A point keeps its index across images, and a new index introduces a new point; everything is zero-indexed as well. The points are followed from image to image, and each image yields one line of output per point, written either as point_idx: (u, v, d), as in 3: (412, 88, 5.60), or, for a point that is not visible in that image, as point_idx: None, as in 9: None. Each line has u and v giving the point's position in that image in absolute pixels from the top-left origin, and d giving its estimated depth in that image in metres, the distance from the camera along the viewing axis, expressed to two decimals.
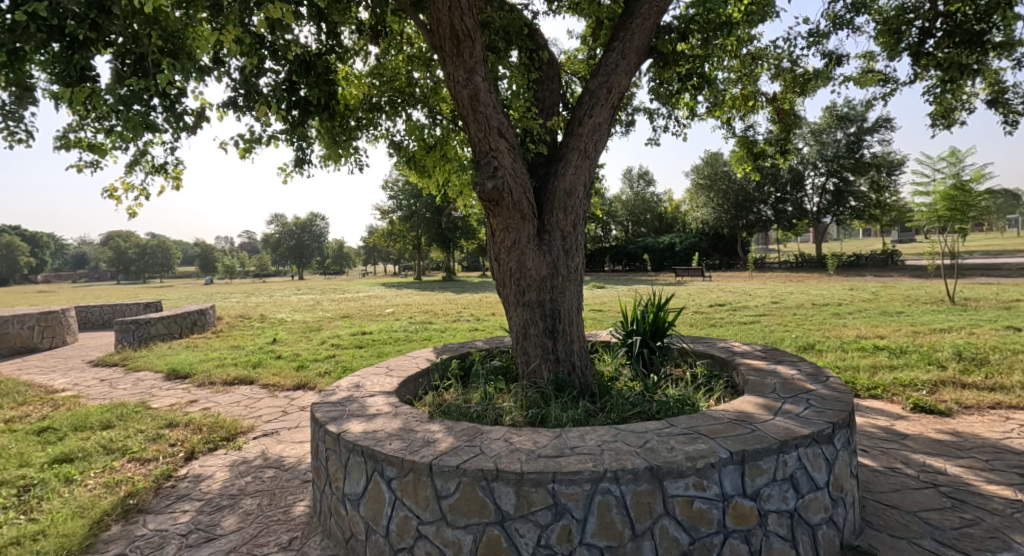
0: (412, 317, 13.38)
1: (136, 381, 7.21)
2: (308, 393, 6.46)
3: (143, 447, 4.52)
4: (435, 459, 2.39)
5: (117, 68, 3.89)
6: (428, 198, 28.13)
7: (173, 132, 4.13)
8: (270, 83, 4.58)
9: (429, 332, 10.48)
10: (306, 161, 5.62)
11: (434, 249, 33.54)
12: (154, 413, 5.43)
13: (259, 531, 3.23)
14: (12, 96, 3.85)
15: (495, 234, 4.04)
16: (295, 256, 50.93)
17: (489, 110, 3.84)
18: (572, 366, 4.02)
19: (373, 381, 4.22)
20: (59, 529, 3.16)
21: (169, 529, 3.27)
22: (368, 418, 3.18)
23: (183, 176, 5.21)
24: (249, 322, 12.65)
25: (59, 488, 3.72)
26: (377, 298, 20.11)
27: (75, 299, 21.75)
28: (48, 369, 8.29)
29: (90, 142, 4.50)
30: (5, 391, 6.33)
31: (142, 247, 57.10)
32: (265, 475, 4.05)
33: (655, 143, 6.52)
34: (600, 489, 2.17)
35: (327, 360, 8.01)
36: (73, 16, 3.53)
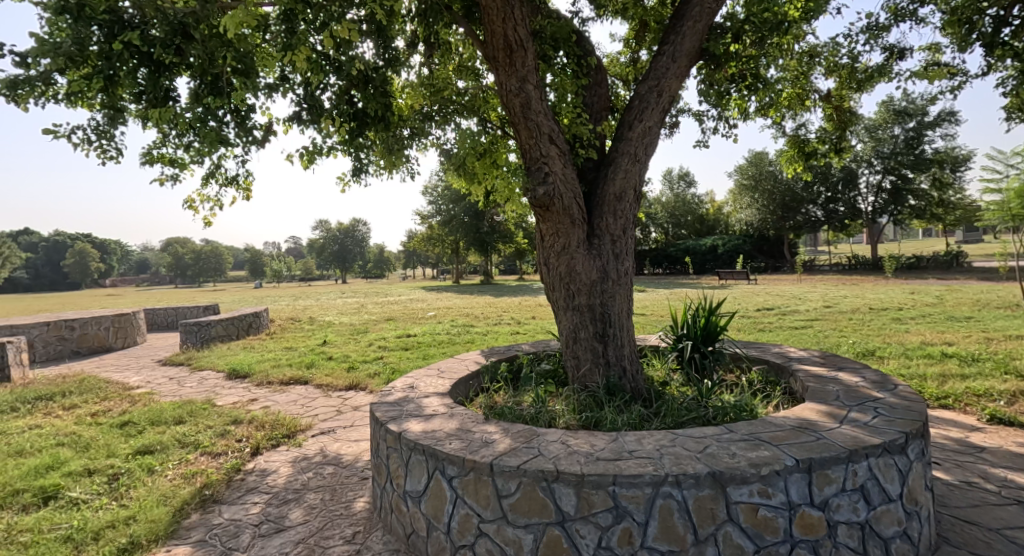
0: (454, 320, 13.64)
1: (201, 380, 7.67)
2: (360, 393, 6.70)
3: (214, 441, 4.82)
4: (495, 459, 2.46)
5: (196, 89, 4.21)
6: (468, 202, 28.52)
7: (244, 146, 4.43)
8: (332, 97, 4.84)
9: (472, 335, 10.64)
10: (362, 170, 5.88)
11: (473, 254, 33.95)
12: (220, 410, 5.78)
13: (324, 524, 3.40)
14: (105, 117, 4.23)
15: (545, 239, 4.10)
16: (340, 261, 52.69)
17: (540, 118, 3.91)
18: (622, 370, 4.01)
19: (427, 383, 4.35)
20: (148, 515, 3.43)
21: (242, 519, 3.49)
22: (425, 418, 3.30)
23: (249, 187, 5.55)
24: (300, 324, 13.22)
25: (143, 477, 4.03)
26: (416, 301, 20.51)
27: (138, 302, 23.37)
28: (122, 367, 8.92)
29: (171, 158, 4.88)
30: (88, 388, 6.88)
31: (199, 253, 60.45)
32: (325, 471, 4.24)
33: (702, 145, 6.40)
34: (662, 492, 2.18)
35: (375, 362, 8.27)
36: (160, 43, 3.90)
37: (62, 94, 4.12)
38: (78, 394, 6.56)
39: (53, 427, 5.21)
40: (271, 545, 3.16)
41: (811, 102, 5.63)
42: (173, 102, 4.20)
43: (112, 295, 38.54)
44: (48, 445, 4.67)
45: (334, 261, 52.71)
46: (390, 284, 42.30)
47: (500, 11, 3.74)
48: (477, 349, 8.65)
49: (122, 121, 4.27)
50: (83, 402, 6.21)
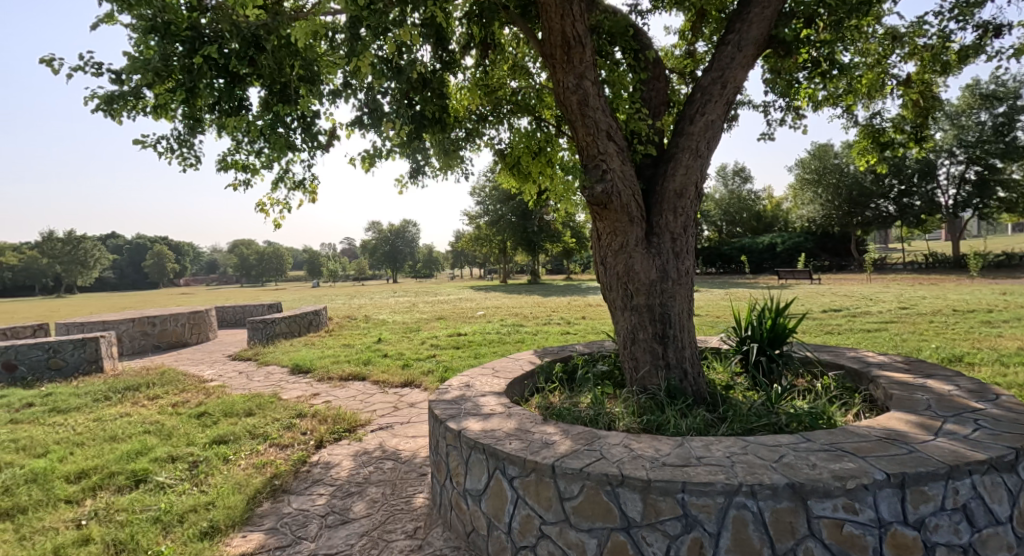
0: (504, 319, 13.73)
1: (268, 375, 8.06)
2: (416, 390, 6.85)
3: (281, 434, 5.05)
4: (557, 461, 2.44)
5: (266, 98, 4.46)
6: (517, 202, 28.60)
7: (310, 151, 4.64)
8: (389, 101, 4.98)
9: (523, 335, 10.60)
10: (419, 173, 6.01)
11: (521, 253, 34.02)
12: (285, 403, 6.05)
13: (386, 518, 3.48)
14: (185, 127, 4.54)
15: (602, 238, 4.02)
16: (390, 261, 54.22)
17: (598, 114, 3.84)
18: (683, 373, 3.87)
19: (482, 381, 4.37)
20: (225, 501, 3.63)
21: (310, 509, 3.63)
22: (483, 416, 3.31)
23: (314, 190, 5.78)
24: (356, 322, 13.69)
25: (219, 466, 4.27)
26: (465, 299, 20.74)
27: (205, 303, 24.98)
28: (197, 361, 9.54)
29: (242, 164, 5.17)
30: (168, 380, 7.38)
31: (262, 254, 63.85)
32: (385, 466, 4.36)
33: (767, 138, 6.10)
34: (735, 503, 2.08)
35: (428, 360, 8.40)
36: (235, 54, 4.16)
37: (149, 106, 4.44)
38: (160, 385, 7.07)
39: (139, 416, 5.62)
40: (337, 536, 3.27)
41: (888, 89, 5.26)
42: (246, 110, 4.46)
43: (184, 294, 39.98)
44: (136, 432, 5.05)
45: (386, 261, 54.28)
46: (439, 283, 43.10)
47: (558, 8, 3.70)
48: (528, 349, 8.62)
49: (200, 129, 4.54)
50: (164, 393, 6.67)
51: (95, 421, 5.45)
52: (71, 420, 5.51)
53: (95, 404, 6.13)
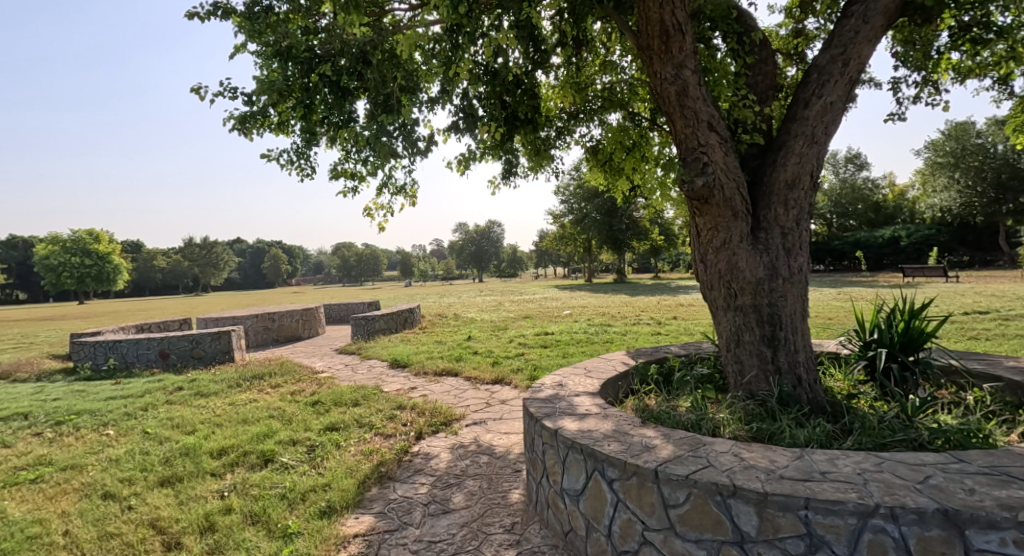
0: (591, 318, 13.56)
1: (369, 368, 8.60)
2: (506, 387, 6.97)
3: (385, 424, 5.36)
4: (660, 466, 2.35)
5: (371, 110, 4.79)
6: (604, 201, 28.15)
7: (410, 156, 4.90)
8: (485, 106, 5.15)
9: (611, 335, 10.38)
10: (511, 174, 6.14)
11: (606, 252, 33.45)
12: (387, 396, 6.42)
13: (485, 510, 3.57)
14: (302, 140, 5.00)
15: (702, 234, 3.82)
16: (476, 261, 55.74)
17: (698, 104, 3.65)
18: (797, 380, 3.57)
19: (576, 381, 4.33)
20: (339, 484, 3.92)
21: (413, 497, 3.81)
22: (580, 416, 3.28)
23: (413, 193, 6.08)
24: (447, 320, 14.22)
25: (333, 451, 4.63)
26: (550, 299, 20.78)
27: (312, 301, 27.26)
28: (309, 354, 10.41)
29: (350, 172, 5.59)
30: (286, 370, 8.14)
31: (361, 255, 68.38)
32: (481, 460, 4.47)
33: (897, 118, 5.46)
34: (870, 525, 1.88)
35: (517, 358, 8.51)
36: (346, 70, 4.53)
37: (273, 124, 4.94)
38: (280, 375, 7.80)
39: (265, 401, 6.25)
40: (439, 524, 3.40)
41: None
42: (354, 122, 4.81)
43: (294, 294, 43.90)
44: (262, 416, 5.62)
45: (474, 261, 55.81)
46: (524, 283, 43.60)
47: None
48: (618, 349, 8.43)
49: (315, 141, 4.96)
50: (283, 383, 7.35)
51: (230, 405, 6.14)
52: (211, 403, 6.26)
53: (229, 390, 6.90)
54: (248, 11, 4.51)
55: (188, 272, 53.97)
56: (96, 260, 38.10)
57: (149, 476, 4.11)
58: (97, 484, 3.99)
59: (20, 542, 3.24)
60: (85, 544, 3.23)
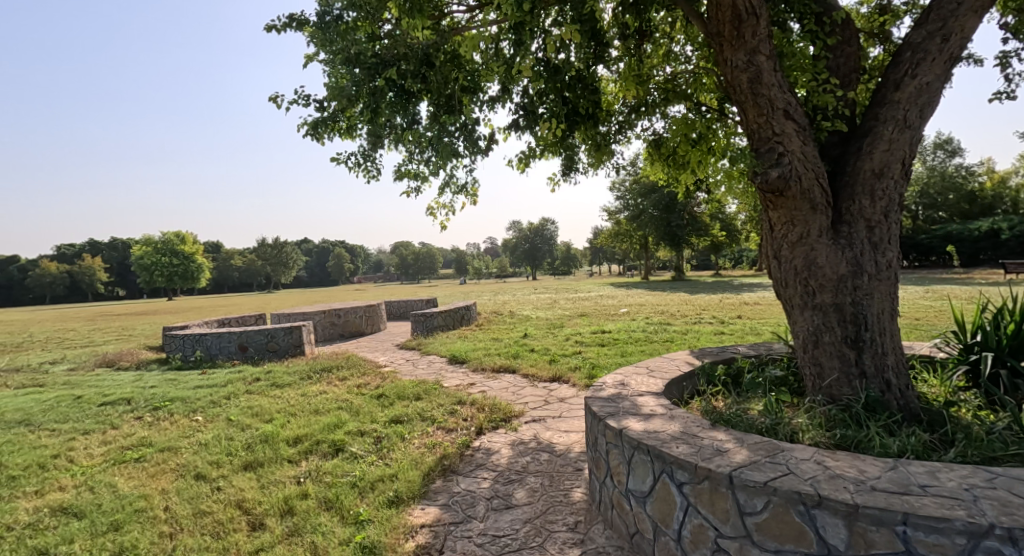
0: (650, 317, 13.25)
1: (429, 363, 8.81)
2: (565, 385, 6.93)
3: (446, 418, 5.47)
4: (735, 471, 2.25)
5: (434, 111, 4.91)
6: (662, 196, 27.38)
7: (471, 155, 4.97)
8: (546, 104, 5.16)
9: (671, 334, 10.09)
10: (571, 171, 6.10)
11: (664, 249, 32.55)
12: (447, 391, 6.54)
13: (547, 508, 3.57)
14: (368, 143, 5.18)
15: (776, 229, 3.61)
16: (531, 258, 55.83)
17: (774, 91, 3.44)
18: (885, 384, 3.31)
19: (638, 380, 4.23)
20: (405, 475, 4.03)
21: (477, 491, 3.86)
22: (645, 416, 3.20)
23: (473, 192, 6.17)
24: (503, 317, 14.35)
25: (398, 442, 4.77)
26: (607, 297, 20.46)
27: (372, 298, 28.29)
28: (373, 349, 10.80)
29: (414, 172, 5.75)
30: (352, 364, 8.48)
31: (419, 254, 70.21)
32: (542, 457, 4.46)
33: (1004, 98, 4.94)
34: (982, 547, 1.71)
35: (575, 356, 8.44)
36: (411, 74, 4.66)
37: (342, 129, 5.16)
38: (347, 368, 8.15)
39: (333, 393, 6.54)
40: (503, 519, 3.43)
41: None
42: (418, 124, 4.94)
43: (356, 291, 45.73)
44: (332, 407, 5.88)
45: (529, 258, 55.93)
46: (578, 280, 43.22)
47: None
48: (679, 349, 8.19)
49: (380, 144, 5.14)
50: (350, 376, 7.67)
51: (302, 396, 6.48)
52: (285, 393, 6.62)
53: (301, 382, 7.28)
54: (319, 22, 4.74)
55: (262, 270, 57.43)
56: (182, 259, 41.33)
57: (234, 460, 4.41)
58: (190, 466, 4.33)
59: (128, 515, 3.56)
60: (182, 519, 3.51)
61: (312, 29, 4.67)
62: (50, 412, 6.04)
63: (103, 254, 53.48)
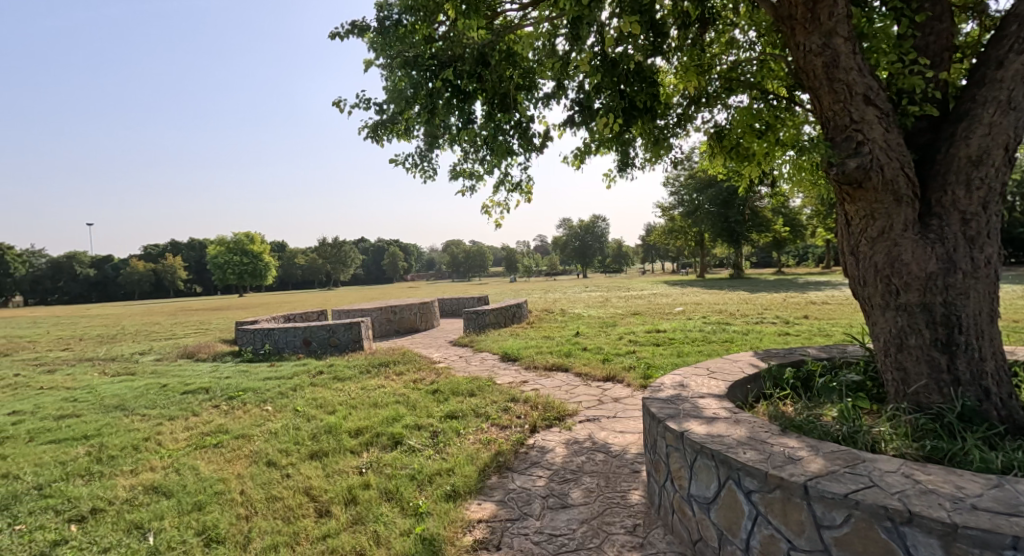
0: (707, 316, 12.81)
1: (482, 360, 8.89)
2: (619, 384, 6.81)
3: (500, 415, 5.49)
4: (810, 481, 2.11)
5: (488, 110, 4.93)
6: (719, 190, 26.36)
7: (525, 152, 4.97)
8: (603, 99, 5.07)
9: (730, 334, 9.69)
10: (628, 167, 5.98)
11: (722, 247, 31.35)
12: (500, 388, 6.58)
13: (604, 509, 3.50)
14: (425, 143, 5.28)
15: (854, 224, 3.38)
16: (582, 256, 55.29)
17: (853, 74, 3.21)
18: (982, 392, 3.02)
19: (699, 382, 4.08)
20: (462, 470, 4.08)
21: (532, 488, 3.85)
22: (708, 419, 3.07)
23: (529, 189, 6.17)
24: (554, 315, 14.28)
25: (454, 437, 4.84)
26: (661, 295, 19.92)
27: (425, 295, 28.94)
28: (428, 345, 11.03)
29: (469, 171, 5.81)
30: (408, 359, 8.69)
31: (471, 252, 71.15)
32: (597, 457, 4.39)
33: None
34: None
35: (629, 356, 8.27)
36: (468, 74, 4.69)
37: (401, 131, 5.29)
38: (403, 363, 8.36)
39: (391, 387, 6.72)
40: (559, 519, 3.40)
41: None
42: (474, 123, 4.98)
43: (409, 288, 47.07)
44: (390, 401, 6.05)
45: (580, 256, 55.38)
46: (630, 279, 42.41)
47: None
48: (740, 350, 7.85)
49: (437, 143, 5.22)
50: (406, 371, 7.87)
51: (362, 389, 6.70)
52: (346, 386, 6.87)
53: (361, 376, 7.54)
54: (379, 27, 4.88)
55: (324, 268, 59.97)
56: (252, 258, 43.84)
57: (301, 449, 4.62)
58: (262, 453, 4.57)
59: (209, 496, 3.81)
60: (256, 503, 3.71)
61: (373, 34, 4.82)
62: (140, 399, 6.56)
63: (183, 254, 57.66)
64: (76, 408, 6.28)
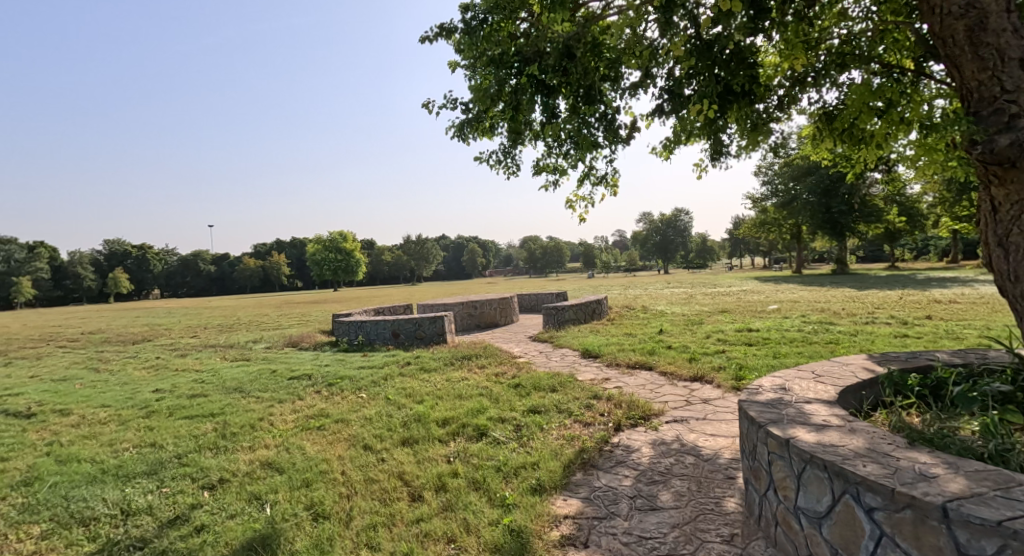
0: (805, 315, 11.84)
1: (562, 356, 8.83)
2: (708, 385, 6.47)
3: (583, 412, 5.42)
4: (950, 503, 1.87)
5: (573, 103, 4.86)
6: (820, 178, 24.27)
7: (611, 145, 4.85)
8: (695, 85, 4.82)
9: (834, 335, 8.86)
10: (722, 156, 5.64)
11: (823, 240, 28.87)
12: (582, 384, 6.49)
13: (697, 515, 3.33)
14: (510, 140, 5.32)
15: (1002, 211, 2.94)
16: (664, 252, 53.26)
17: (1006, 37, 2.78)
18: None
19: (804, 386, 3.75)
20: (547, 465, 4.07)
21: (619, 487, 3.76)
22: (817, 427, 2.81)
23: (614, 182, 6.03)
24: (635, 312, 13.90)
25: (537, 432, 4.84)
26: (752, 292, 18.71)
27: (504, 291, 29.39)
28: (508, 339, 11.15)
29: (554, 166, 5.78)
30: (490, 353, 8.84)
31: (551, 248, 71.20)
32: (687, 460, 4.19)
33: None
34: None
35: (718, 356, 7.84)
36: (553, 69, 4.66)
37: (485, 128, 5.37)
38: (485, 357, 8.51)
39: (475, 380, 6.87)
40: (649, 521, 3.29)
41: None
42: (557, 118, 4.94)
43: (488, 284, 48.09)
44: (474, 393, 6.17)
45: (663, 251, 53.41)
46: (716, 275, 40.36)
47: None
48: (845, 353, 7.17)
49: (520, 140, 5.24)
50: (489, 364, 8.00)
51: (447, 380, 6.90)
52: (433, 378, 7.12)
53: (446, 368, 7.77)
54: (465, 26, 4.93)
55: (410, 264, 62.71)
56: (345, 255, 46.83)
57: (394, 435, 4.84)
58: (359, 437, 4.85)
59: (314, 474, 4.10)
60: (356, 483, 3.94)
61: (460, 35, 4.92)
62: (255, 382, 7.23)
63: (287, 252, 62.96)
64: (203, 388, 7.04)
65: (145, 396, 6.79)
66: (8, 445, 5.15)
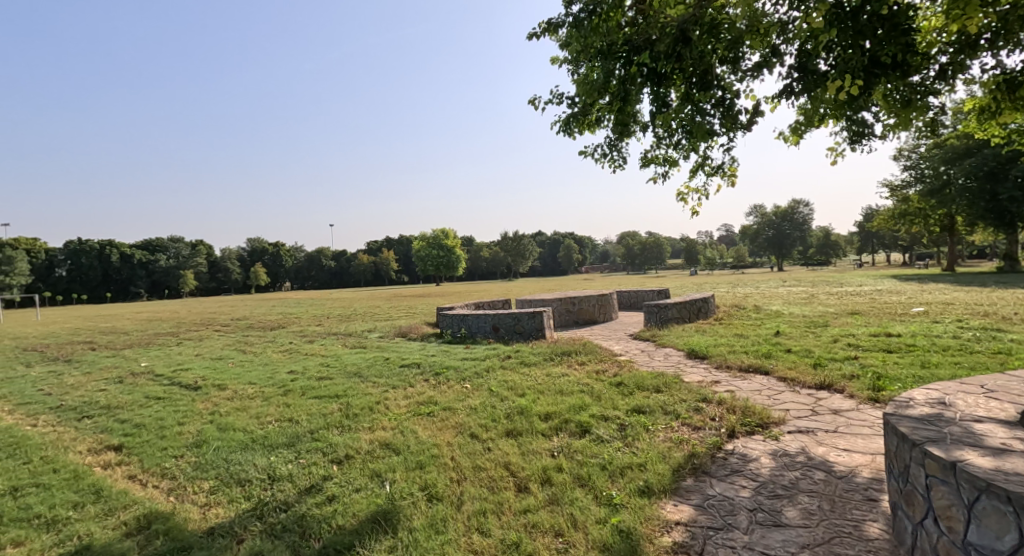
0: (959, 319, 10.22)
1: (667, 356, 8.45)
2: (836, 394, 5.82)
3: (692, 415, 5.12)
4: None
5: (687, 90, 4.58)
6: (981, 160, 20.80)
7: (729, 131, 4.52)
8: (831, 61, 4.31)
9: (1000, 344, 7.54)
10: (863, 136, 4.99)
11: (984, 233, 24.71)
12: (689, 386, 6.15)
13: (831, 537, 2.99)
14: (616, 133, 5.16)
15: None
16: (780, 248, 48.33)
17: None
18: None
19: (970, 402, 3.20)
20: (655, 467, 3.90)
21: (736, 498, 3.49)
22: (995, 451, 2.38)
23: (732, 171, 5.61)
24: (748, 311, 12.93)
25: (643, 432, 4.66)
26: (888, 293, 16.53)
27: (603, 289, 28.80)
28: (609, 337, 10.93)
29: (664, 158, 5.51)
30: (590, 350, 8.72)
31: (655, 243, 68.58)
32: (816, 475, 3.78)
33: None
34: None
35: (847, 362, 7.02)
36: (665, 56, 4.41)
37: (591, 121, 5.25)
38: (585, 353, 8.41)
39: (575, 376, 6.80)
40: (773, 538, 3.01)
41: None
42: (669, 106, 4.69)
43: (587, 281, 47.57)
44: (575, 389, 6.11)
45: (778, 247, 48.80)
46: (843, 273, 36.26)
47: None
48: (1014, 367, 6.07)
49: (627, 132, 5.06)
50: (589, 361, 7.88)
51: (548, 375, 6.91)
52: (534, 372, 7.17)
53: (546, 363, 7.79)
54: (574, 20, 4.83)
55: (511, 260, 63.88)
56: (447, 253, 48.85)
57: (499, 426, 4.94)
58: (467, 425, 5.02)
59: (427, 458, 4.31)
60: (465, 469, 4.07)
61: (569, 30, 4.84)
62: (371, 368, 7.79)
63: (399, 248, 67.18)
64: (329, 372, 7.73)
65: (282, 376, 7.62)
66: (181, 411, 6.04)
